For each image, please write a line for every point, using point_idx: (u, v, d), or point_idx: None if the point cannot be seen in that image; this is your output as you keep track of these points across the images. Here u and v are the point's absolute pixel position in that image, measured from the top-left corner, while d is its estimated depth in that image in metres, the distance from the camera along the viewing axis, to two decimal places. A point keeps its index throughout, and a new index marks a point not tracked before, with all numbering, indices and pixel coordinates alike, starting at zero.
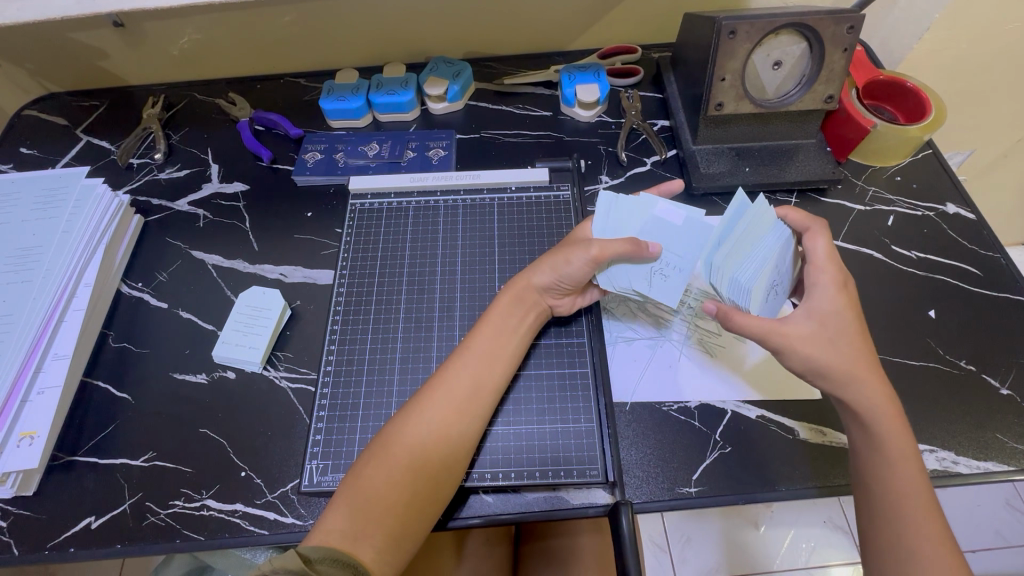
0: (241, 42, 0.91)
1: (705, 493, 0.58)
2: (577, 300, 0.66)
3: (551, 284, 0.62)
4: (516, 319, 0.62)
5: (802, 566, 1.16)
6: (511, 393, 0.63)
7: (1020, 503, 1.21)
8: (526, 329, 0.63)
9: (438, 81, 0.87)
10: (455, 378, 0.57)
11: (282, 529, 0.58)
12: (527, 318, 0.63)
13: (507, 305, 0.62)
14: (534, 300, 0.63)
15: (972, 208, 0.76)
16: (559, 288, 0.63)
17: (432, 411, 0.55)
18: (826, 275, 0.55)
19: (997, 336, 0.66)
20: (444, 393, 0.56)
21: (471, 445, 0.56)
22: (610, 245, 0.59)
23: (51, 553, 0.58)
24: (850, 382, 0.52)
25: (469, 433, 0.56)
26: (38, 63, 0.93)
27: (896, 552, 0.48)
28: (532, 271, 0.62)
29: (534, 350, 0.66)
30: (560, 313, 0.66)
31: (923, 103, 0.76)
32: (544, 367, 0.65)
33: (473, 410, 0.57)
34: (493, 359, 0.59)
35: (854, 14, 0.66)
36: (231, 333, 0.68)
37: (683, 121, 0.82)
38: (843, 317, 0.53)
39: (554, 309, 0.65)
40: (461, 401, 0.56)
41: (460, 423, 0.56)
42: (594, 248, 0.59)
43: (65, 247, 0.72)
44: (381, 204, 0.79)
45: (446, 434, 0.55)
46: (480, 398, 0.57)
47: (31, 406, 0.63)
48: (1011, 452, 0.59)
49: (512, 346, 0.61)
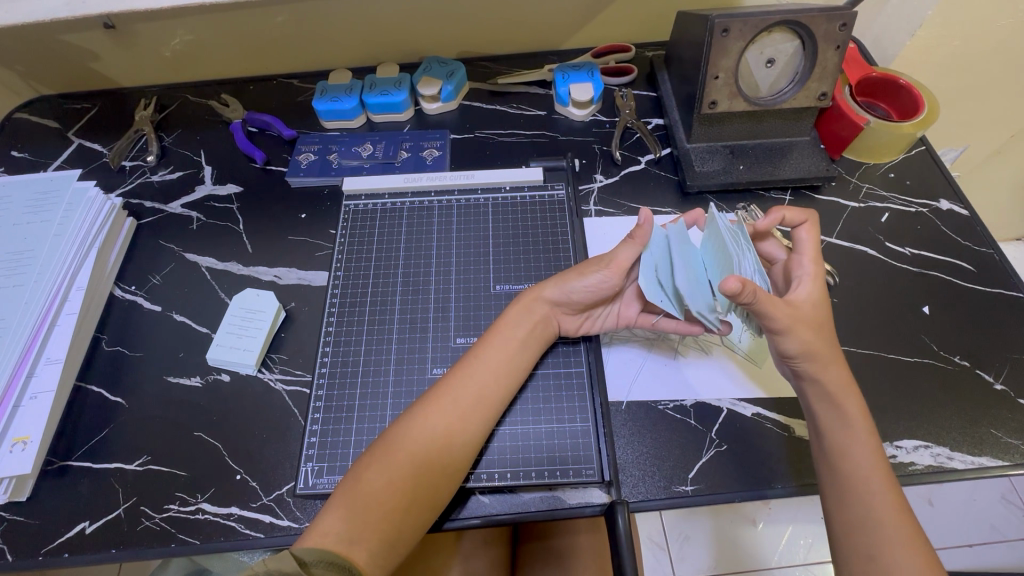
0: (234, 43, 0.91)
1: (701, 491, 0.58)
2: (586, 323, 0.66)
3: (563, 299, 0.63)
4: (524, 330, 0.62)
5: (800, 563, 1.15)
6: (522, 395, 0.63)
7: (1016, 497, 1.21)
8: (533, 340, 0.62)
9: (431, 80, 0.86)
10: (460, 384, 0.57)
11: (277, 533, 0.57)
12: (537, 329, 0.62)
13: (518, 314, 0.62)
14: (542, 314, 0.63)
15: (965, 205, 0.76)
16: (572, 305, 0.63)
17: (436, 417, 0.55)
18: (811, 264, 0.59)
19: (991, 333, 0.66)
20: (447, 401, 0.56)
21: (473, 452, 0.56)
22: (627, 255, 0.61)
23: (45, 558, 0.57)
24: (812, 362, 0.54)
25: (474, 438, 0.56)
26: (28, 64, 0.92)
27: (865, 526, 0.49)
28: (546, 283, 0.64)
29: (551, 350, 0.66)
30: (566, 332, 0.65)
31: (916, 100, 0.76)
32: (549, 370, 0.65)
33: (478, 416, 0.57)
34: (499, 367, 0.59)
35: (847, 12, 0.66)
36: (226, 336, 0.68)
37: (677, 120, 0.82)
38: (821, 306, 0.57)
39: (560, 327, 0.65)
40: (467, 407, 0.56)
41: (463, 431, 0.56)
42: (609, 261, 0.61)
43: (56, 250, 0.71)
44: (375, 205, 0.79)
45: (449, 440, 0.55)
46: (485, 406, 0.57)
47: (24, 412, 0.63)
48: (1006, 447, 0.59)
49: (520, 357, 0.61)
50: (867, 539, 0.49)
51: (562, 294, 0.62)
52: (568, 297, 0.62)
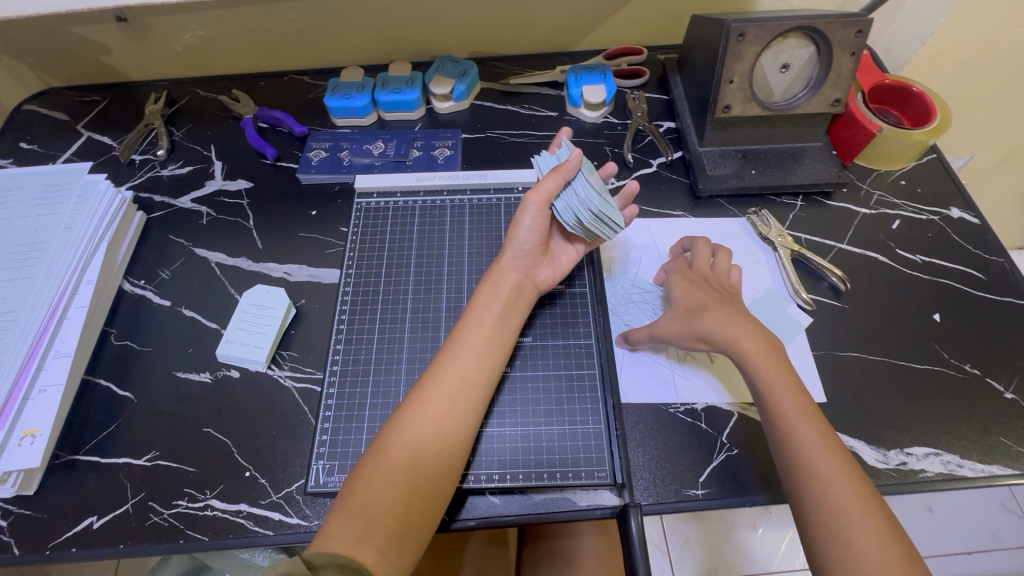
0: (245, 39, 0.91)
1: (711, 495, 0.58)
2: (554, 269, 0.67)
3: (519, 251, 0.64)
4: (496, 305, 0.62)
5: (800, 568, 1.16)
6: (504, 390, 0.63)
7: (1016, 505, 1.22)
8: (510, 310, 0.62)
9: (443, 79, 0.86)
10: (446, 372, 0.57)
11: (287, 530, 0.57)
12: (510, 297, 0.63)
13: (488, 292, 0.62)
14: (512, 276, 0.64)
15: (976, 213, 0.76)
16: (532, 257, 0.65)
17: (426, 410, 0.55)
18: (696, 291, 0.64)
19: (1002, 341, 0.66)
20: (434, 392, 0.56)
21: (467, 440, 0.56)
22: (547, 186, 0.61)
23: (53, 553, 0.57)
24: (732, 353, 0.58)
25: (463, 424, 0.56)
26: (39, 56, 0.92)
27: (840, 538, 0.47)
28: (505, 252, 0.64)
29: (519, 350, 0.66)
30: (546, 283, 0.67)
31: (928, 107, 0.76)
32: (531, 371, 0.64)
33: (465, 404, 0.56)
34: (480, 351, 0.59)
35: (863, 18, 0.66)
36: (236, 332, 0.68)
37: (689, 123, 0.82)
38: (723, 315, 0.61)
39: (537, 281, 0.66)
40: (453, 396, 0.56)
41: (452, 419, 0.55)
42: (533, 197, 0.62)
43: (67, 243, 0.71)
44: (387, 202, 0.79)
45: (441, 430, 0.54)
46: (472, 391, 0.57)
47: (32, 405, 0.63)
48: (1016, 455, 0.59)
49: (499, 335, 0.61)
50: (803, 482, 0.50)
51: (516, 248, 0.64)
52: (521, 247, 0.64)
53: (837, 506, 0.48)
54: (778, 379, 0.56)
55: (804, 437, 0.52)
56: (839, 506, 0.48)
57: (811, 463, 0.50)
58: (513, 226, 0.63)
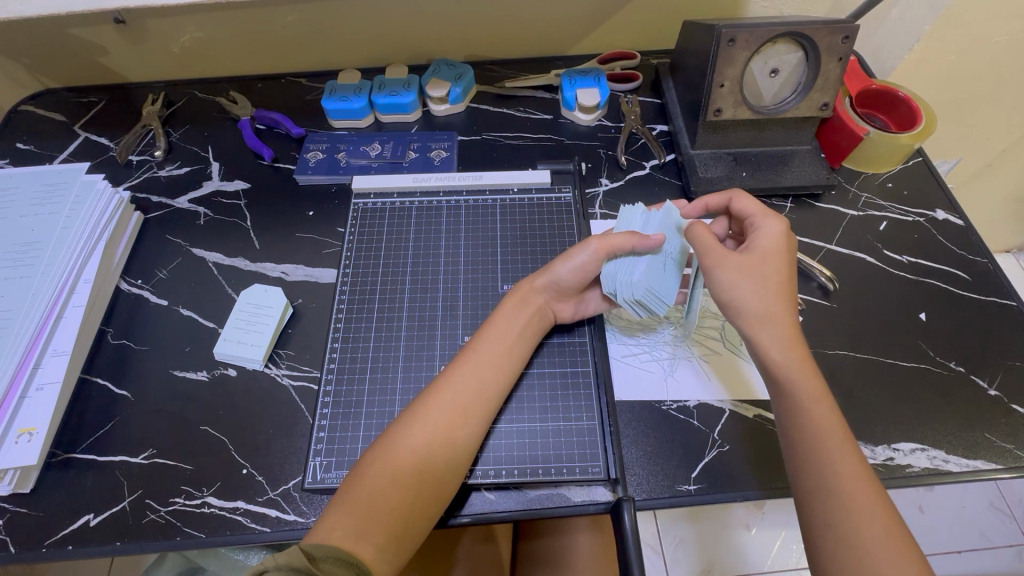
0: (243, 42, 0.92)
1: (703, 490, 0.59)
2: (581, 308, 0.67)
3: (554, 284, 0.64)
4: (520, 321, 0.63)
5: (792, 567, 1.17)
6: (515, 394, 0.63)
7: (1004, 504, 1.23)
8: (531, 334, 0.64)
9: (440, 82, 0.88)
10: (459, 382, 0.58)
11: (284, 527, 0.58)
12: (534, 322, 0.64)
13: (515, 308, 0.63)
14: (537, 304, 0.64)
15: (960, 215, 0.78)
16: (566, 290, 0.65)
17: (436, 415, 0.55)
18: (769, 238, 0.58)
19: (985, 340, 0.68)
20: (447, 397, 0.56)
21: (474, 448, 0.57)
22: (613, 237, 0.62)
23: (48, 550, 0.57)
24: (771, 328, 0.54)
25: (474, 432, 0.57)
26: (37, 57, 0.92)
27: (852, 546, 0.44)
28: (535, 275, 0.65)
29: (541, 349, 0.67)
30: (563, 320, 0.67)
31: (914, 111, 0.78)
32: (541, 368, 0.65)
33: (478, 413, 0.57)
34: (497, 363, 0.60)
35: (849, 25, 0.68)
36: (234, 331, 0.68)
37: (682, 126, 0.83)
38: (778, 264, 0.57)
39: (556, 315, 0.66)
40: (467, 403, 0.57)
41: (464, 426, 0.56)
42: (597, 240, 0.63)
43: (65, 242, 0.71)
44: (384, 203, 0.79)
45: (450, 438, 0.55)
46: (484, 401, 0.58)
47: (29, 404, 0.63)
48: (999, 451, 0.60)
49: (516, 349, 0.62)
50: (828, 509, 0.46)
51: (552, 279, 0.64)
52: (558, 281, 0.64)
53: (864, 539, 0.44)
54: (824, 401, 0.51)
55: (840, 465, 0.47)
56: (866, 538, 0.44)
57: (842, 492, 0.46)
58: (562, 259, 0.63)
